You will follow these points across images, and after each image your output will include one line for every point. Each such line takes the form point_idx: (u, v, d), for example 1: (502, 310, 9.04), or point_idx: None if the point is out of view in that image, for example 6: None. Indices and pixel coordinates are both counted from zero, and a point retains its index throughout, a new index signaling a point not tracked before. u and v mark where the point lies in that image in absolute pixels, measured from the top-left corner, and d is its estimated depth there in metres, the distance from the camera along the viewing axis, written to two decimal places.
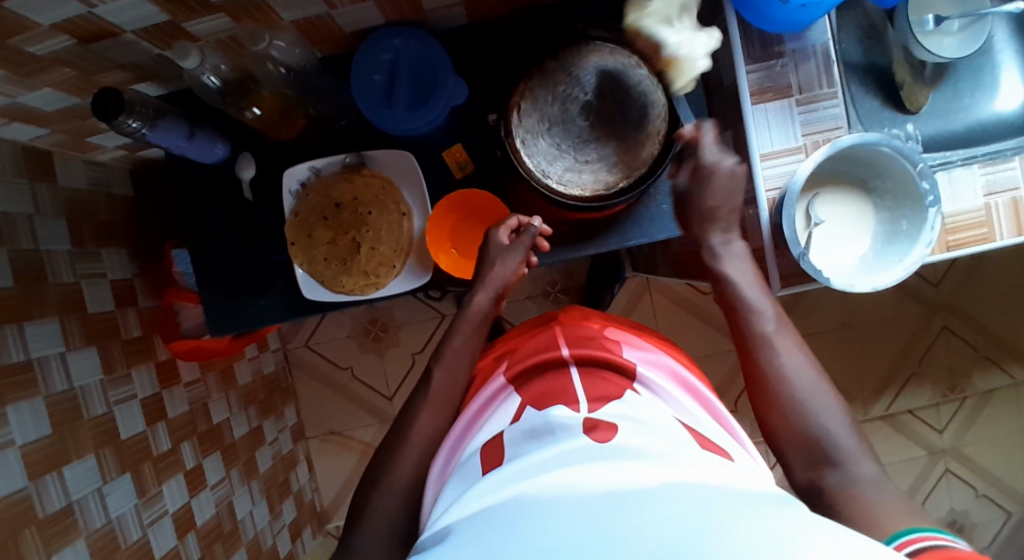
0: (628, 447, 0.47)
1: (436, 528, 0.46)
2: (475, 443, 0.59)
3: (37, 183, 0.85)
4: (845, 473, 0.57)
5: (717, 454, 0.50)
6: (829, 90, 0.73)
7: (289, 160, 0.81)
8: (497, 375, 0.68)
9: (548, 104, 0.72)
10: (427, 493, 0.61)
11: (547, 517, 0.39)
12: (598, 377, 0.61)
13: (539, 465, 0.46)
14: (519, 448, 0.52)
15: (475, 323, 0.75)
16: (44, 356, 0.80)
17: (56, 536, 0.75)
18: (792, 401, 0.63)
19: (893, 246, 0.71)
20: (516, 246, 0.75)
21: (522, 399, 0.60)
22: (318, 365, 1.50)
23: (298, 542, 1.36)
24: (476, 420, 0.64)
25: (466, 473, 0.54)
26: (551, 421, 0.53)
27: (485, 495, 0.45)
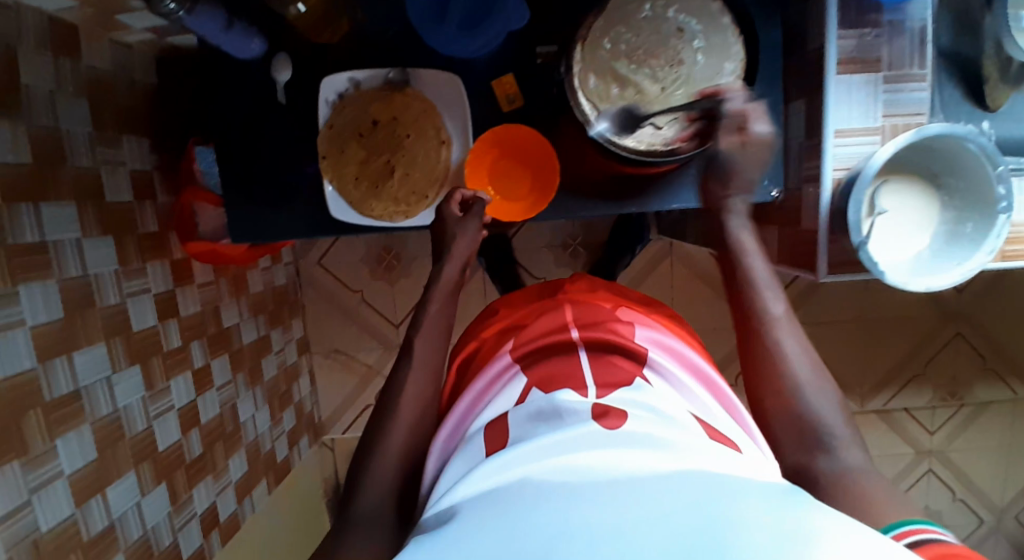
0: (639, 435, 0.45)
1: (438, 510, 0.45)
2: (480, 420, 0.57)
3: (61, 58, 0.80)
4: (832, 459, 0.56)
5: (727, 444, 0.49)
6: (919, 72, 0.67)
7: (325, 65, 0.75)
8: (502, 353, 0.65)
9: (617, 41, 0.66)
10: (428, 463, 0.59)
11: (557, 507, 0.38)
12: (606, 361, 0.59)
13: (544, 450, 0.45)
14: (524, 430, 0.50)
15: (446, 293, 0.74)
16: (59, 240, 0.77)
17: (62, 419, 0.75)
18: (786, 379, 0.60)
19: (955, 246, 0.67)
20: (471, 217, 0.73)
21: (529, 380, 0.58)
22: (327, 285, 1.49)
23: (294, 449, 1.39)
24: (482, 397, 0.62)
25: (470, 450, 0.52)
26: (559, 405, 0.51)
27: (494, 474, 0.44)
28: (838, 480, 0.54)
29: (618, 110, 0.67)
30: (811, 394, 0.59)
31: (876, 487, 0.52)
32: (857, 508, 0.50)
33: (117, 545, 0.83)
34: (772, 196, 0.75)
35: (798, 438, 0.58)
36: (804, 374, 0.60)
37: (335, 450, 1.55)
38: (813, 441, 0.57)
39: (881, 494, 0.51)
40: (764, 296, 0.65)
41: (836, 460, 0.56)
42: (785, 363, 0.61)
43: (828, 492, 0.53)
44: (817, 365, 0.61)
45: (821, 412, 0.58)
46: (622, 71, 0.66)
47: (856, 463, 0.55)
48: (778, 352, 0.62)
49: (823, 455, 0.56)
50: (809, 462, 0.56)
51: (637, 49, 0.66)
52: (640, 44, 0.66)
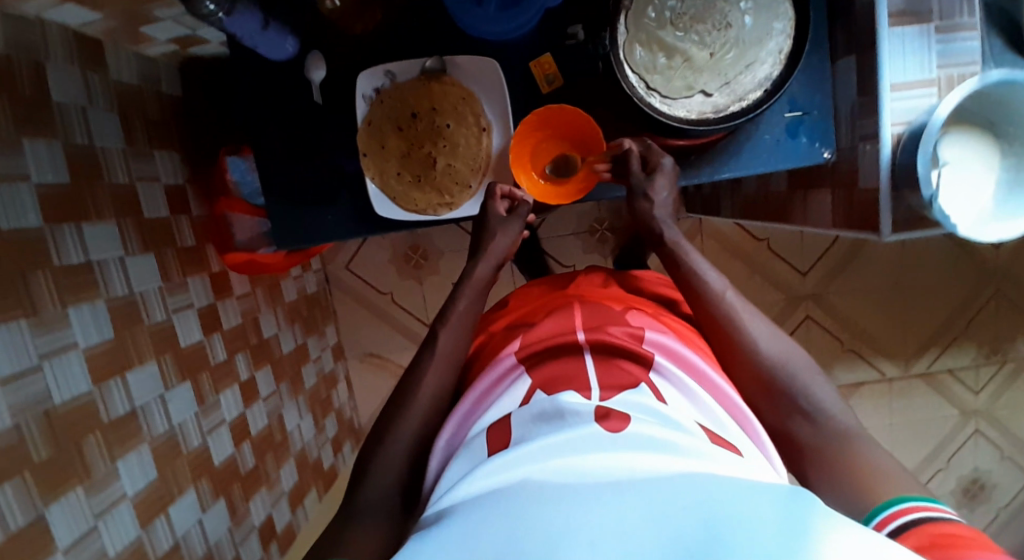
0: (645, 437, 0.44)
1: (440, 508, 0.44)
2: (484, 422, 0.55)
3: (89, 75, 0.79)
4: (816, 428, 0.58)
5: (728, 448, 0.48)
6: (969, 21, 0.65)
7: (358, 61, 0.74)
8: (508, 351, 0.63)
9: (661, 8, 0.64)
10: (431, 464, 0.58)
11: (558, 510, 0.37)
12: (613, 364, 0.57)
13: (548, 450, 0.44)
14: (527, 431, 0.48)
15: (479, 290, 0.70)
16: (103, 259, 0.77)
17: (120, 440, 0.75)
18: (761, 362, 0.61)
19: (1017, 194, 0.65)
20: (515, 216, 0.73)
21: (534, 380, 0.56)
22: (357, 288, 1.48)
23: (338, 456, 1.39)
24: (486, 397, 0.60)
25: (472, 450, 0.50)
26: (563, 406, 0.49)
27: (495, 473, 0.43)
28: (833, 447, 0.57)
29: (666, 81, 0.65)
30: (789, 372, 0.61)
31: (865, 451, 0.55)
32: (855, 481, 0.53)
33: None
34: (823, 157, 0.73)
35: (780, 413, 0.60)
36: (776, 351, 0.62)
37: None
38: (797, 413, 0.59)
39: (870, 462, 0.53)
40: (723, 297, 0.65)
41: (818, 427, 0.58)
42: (756, 347, 0.62)
43: (822, 460, 0.56)
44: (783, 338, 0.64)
45: (801, 382, 0.60)
46: (668, 40, 0.64)
47: (845, 424, 0.58)
48: (749, 341, 0.63)
49: (807, 424, 0.59)
50: (791, 429, 0.59)
51: (683, 15, 0.64)
52: (685, 10, 0.64)
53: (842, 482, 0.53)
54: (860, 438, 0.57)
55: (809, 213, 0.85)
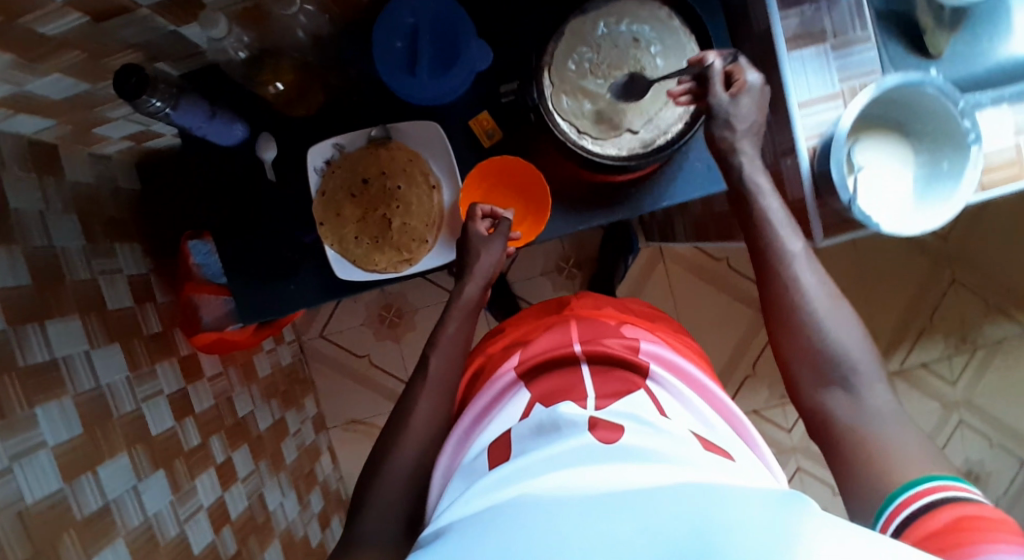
0: (635, 448, 0.46)
1: (437, 527, 0.46)
2: (483, 439, 0.60)
3: (45, 179, 0.81)
4: (855, 399, 0.57)
5: (720, 455, 0.51)
6: (862, 34, 0.71)
7: (306, 136, 0.78)
8: (506, 368, 0.68)
9: (579, 61, 0.70)
10: (432, 490, 0.61)
11: (548, 515, 0.39)
12: (608, 374, 0.62)
13: (543, 464, 0.46)
14: (525, 444, 0.52)
15: (467, 310, 0.73)
16: (68, 355, 0.77)
17: (96, 537, 0.73)
18: (807, 316, 0.61)
19: (938, 183, 0.69)
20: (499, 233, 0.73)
21: (531, 395, 0.61)
22: (333, 355, 1.48)
23: (327, 531, 1.35)
24: (485, 414, 0.65)
25: (472, 468, 0.55)
26: (560, 417, 0.53)
27: (489, 495, 0.45)
28: (858, 425, 0.56)
29: (595, 125, 0.71)
30: (837, 337, 0.60)
31: (896, 435, 0.54)
32: (870, 462, 0.53)
33: None
34: (752, 175, 0.77)
35: (820, 376, 0.60)
36: (824, 308, 0.61)
37: None
38: (837, 379, 0.59)
39: (902, 449, 0.52)
40: (781, 234, 0.64)
41: (859, 400, 0.57)
42: (804, 303, 0.62)
43: (844, 438, 0.56)
44: (838, 296, 0.62)
45: (841, 348, 0.60)
46: (591, 88, 0.70)
47: (878, 404, 0.57)
48: (798, 296, 0.62)
49: (846, 397, 0.58)
50: (828, 400, 0.59)
51: (600, 64, 0.70)
52: (601, 59, 0.70)
53: (855, 467, 0.53)
54: (892, 422, 0.55)
55: None
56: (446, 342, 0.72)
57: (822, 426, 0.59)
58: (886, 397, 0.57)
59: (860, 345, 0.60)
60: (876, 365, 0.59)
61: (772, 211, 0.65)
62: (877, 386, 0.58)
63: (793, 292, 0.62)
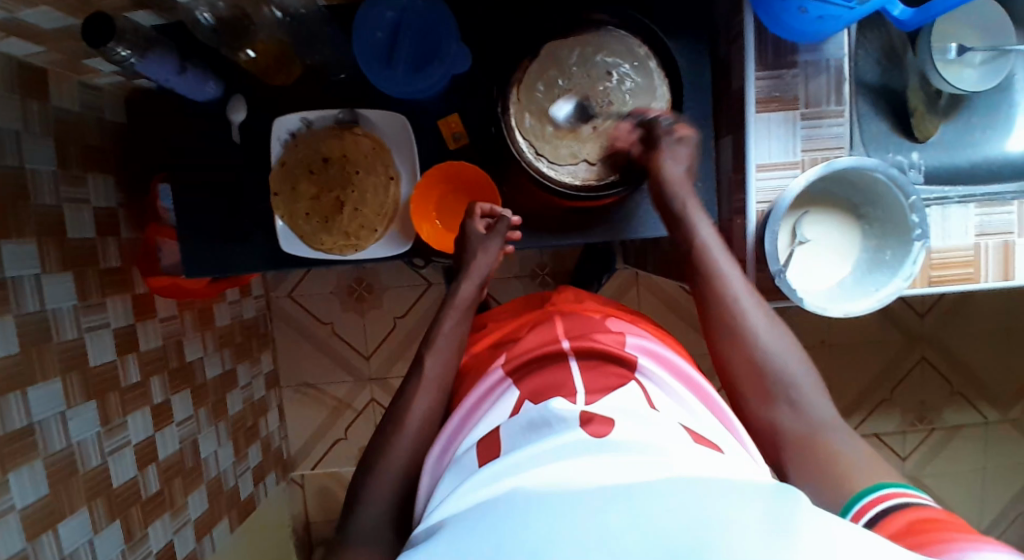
0: (629, 442, 0.45)
1: (430, 523, 0.44)
2: (472, 437, 0.56)
3: (28, 101, 0.83)
4: (799, 413, 0.58)
5: (711, 447, 0.49)
6: (836, 108, 0.71)
7: (281, 106, 0.79)
8: (495, 367, 0.64)
9: (547, 85, 0.70)
10: (422, 481, 0.59)
11: (543, 509, 0.37)
12: (598, 371, 0.59)
13: (538, 458, 0.45)
14: (516, 442, 0.50)
15: (461, 310, 0.74)
16: (18, 276, 0.79)
17: (14, 454, 0.75)
18: (749, 333, 0.62)
19: (874, 275, 0.71)
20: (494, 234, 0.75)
21: (521, 393, 0.58)
22: (298, 317, 1.50)
23: (260, 486, 1.38)
24: (474, 414, 0.61)
25: (461, 466, 0.52)
26: (551, 413, 0.51)
27: (482, 488, 0.44)
28: (811, 434, 0.56)
29: (554, 149, 0.72)
30: (773, 346, 0.61)
31: (847, 443, 0.54)
32: (821, 474, 0.53)
33: None
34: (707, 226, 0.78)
35: (760, 390, 0.60)
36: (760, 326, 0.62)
37: (305, 486, 1.54)
38: (777, 393, 0.59)
39: (851, 460, 0.52)
40: (713, 259, 0.65)
41: (801, 412, 0.58)
42: (745, 320, 0.62)
43: (798, 447, 0.56)
44: (778, 321, 0.63)
45: (783, 366, 0.60)
46: (557, 113, 0.71)
47: (820, 415, 0.58)
48: (736, 315, 0.63)
49: (790, 410, 0.58)
50: (775, 415, 0.59)
51: (569, 90, 0.70)
52: (571, 86, 0.70)
53: (810, 468, 0.54)
54: (838, 429, 0.56)
55: None
56: (442, 336, 0.71)
57: (769, 441, 0.59)
58: (827, 409, 0.58)
59: (793, 358, 0.61)
60: (808, 374, 0.60)
61: (708, 238, 0.66)
62: (818, 399, 0.58)
63: (731, 312, 0.63)
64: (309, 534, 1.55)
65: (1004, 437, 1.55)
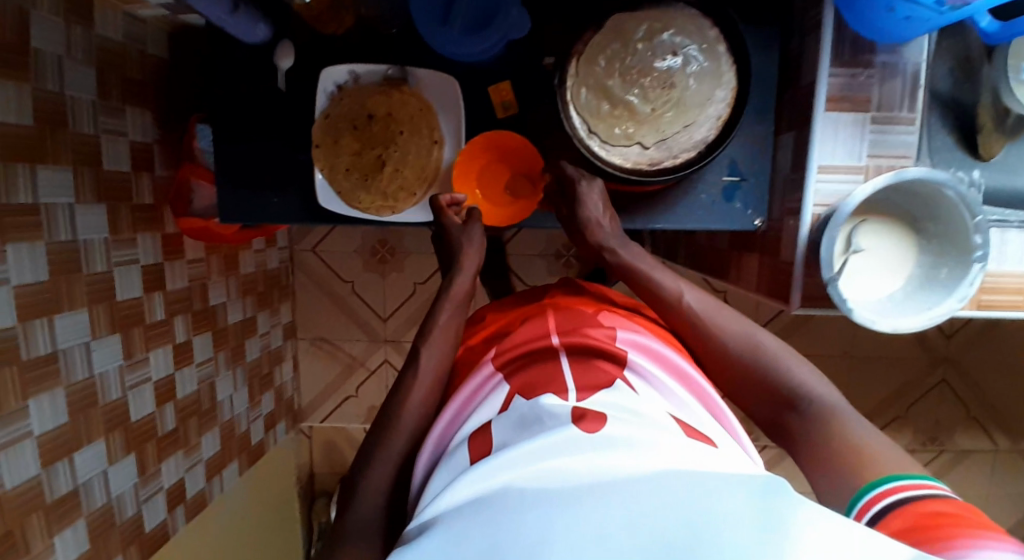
0: (622, 437, 0.43)
1: (423, 518, 0.42)
2: (463, 431, 0.53)
3: (72, 25, 0.81)
4: (802, 410, 0.58)
5: (703, 441, 0.48)
6: (907, 116, 0.68)
7: (329, 57, 0.77)
8: (486, 363, 0.62)
9: (607, 60, 0.67)
10: (415, 478, 0.56)
11: (539, 513, 0.37)
12: (589, 364, 0.57)
13: (529, 454, 0.43)
14: (508, 437, 0.47)
15: (459, 300, 0.71)
16: (52, 203, 0.78)
17: (37, 380, 0.76)
18: (722, 351, 0.64)
19: (929, 291, 0.68)
20: (474, 222, 0.74)
21: (512, 386, 0.55)
22: (319, 272, 1.50)
23: (270, 433, 1.40)
24: (466, 408, 0.59)
25: (452, 462, 0.49)
26: (543, 410, 0.48)
27: (478, 481, 0.42)
28: (822, 420, 0.56)
29: (608, 128, 0.69)
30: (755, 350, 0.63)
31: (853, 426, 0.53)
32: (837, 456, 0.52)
33: (79, 511, 0.83)
34: (754, 224, 0.76)
35: (767, 396, 0.61)
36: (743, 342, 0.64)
37: (312, 437, 1.56)
38: (782, 397, 0.60)
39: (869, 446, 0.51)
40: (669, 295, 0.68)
41: (806, 408, 0.58)
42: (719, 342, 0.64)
43: (814, 436, 0.55)
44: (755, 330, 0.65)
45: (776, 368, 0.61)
46: (616, 91, 0.67)
47: (826, 402, 0.57)
48: (710, 335, 0.65)
49: (795, 411, 0.58)
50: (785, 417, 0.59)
51: (631, 68, 0.67)
52: (634, 64, 0.67)
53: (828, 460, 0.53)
54: (846, 415, 0.55)
55: (742, 276, 0.88)
56: (438, 328, 0.68)
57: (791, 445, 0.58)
58: (834, 392, 0.58)
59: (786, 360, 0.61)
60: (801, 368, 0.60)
61: (661, 279, 0.70)
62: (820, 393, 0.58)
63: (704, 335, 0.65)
64: (311, 485, 1.58)
65: (1014, 467, 1.52)
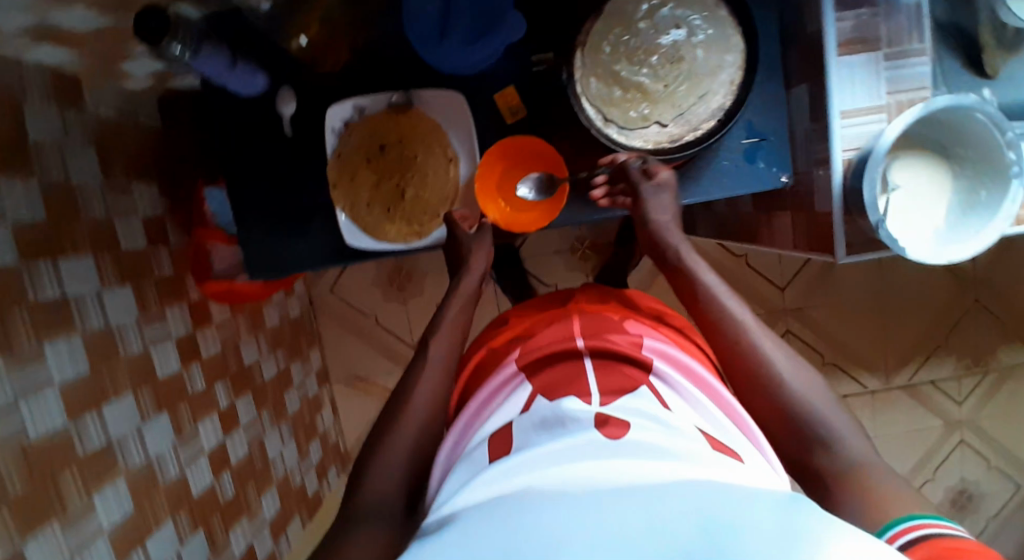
0: (642, 445, 0.44)
1: (440, 514, 0.44)
2: (485, 432, 0.56)
3: (66, 112, 0.81)
4: (834, 457, 0.54)
5: (730, 456, 0.49)
6: (919, 47, 0.67)
7: (330, 96, 0.76)
8: (508, 362, 0.65)
9: (612, 46, 0.67)
10: (431, 481, 0.58)
11: (555, 509, 0.37)
12: (613, 369, 0.59)
13: (550, 455, 0.44)
14: (528, 437, 0.49)
15: (464, 299, 0.72)
16: (79, 292, 0.78)
17: (97, 473, 0.75)
18: (762, 376, 0.60)
19: (972, 216, 0.66)
20: (485, 229, 0.75)
21: (535, 386, 0.58)
22: (341, 311, 1.49)
23: (323, 481, 1.39)
24: (487, 405, 0.62)
25: (471, 460, 0.51)
26: (565, 414, 0.51)
27: (500, 482, 0.43)
28: (851, 474, 0.52)
29: (623, 114, 0.68)
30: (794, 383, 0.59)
31: (892, 485, 0.50)
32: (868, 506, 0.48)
33: None
34: (783, 181, 0.75)
35: (796, 439, 0.57)
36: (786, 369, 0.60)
37: None
38: (812, 438, 0.56)
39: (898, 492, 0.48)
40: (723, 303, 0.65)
41: (837, 458, 0.54)
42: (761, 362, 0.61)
43: (838, 489, 0.52)
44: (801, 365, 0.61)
45: (804, 401, 0.58)
46: (626, 75, 0.67)
47: (860, 458, 0.54)
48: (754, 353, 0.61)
49: (825, 455, 0.55)
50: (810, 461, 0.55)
51: (637, 50, 0.67)
52: (639, 46, 0.67)
53: (856, 506, 0.49)
54: (882, 472, 0.52)
55: (775, 236, 0.87)
56: (445, 325, 0.70)
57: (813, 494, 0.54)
58: (863, 446, 0.55)
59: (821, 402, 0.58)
60: (840, 418, 0.57)
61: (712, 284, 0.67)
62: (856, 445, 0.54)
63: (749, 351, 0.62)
64: None
65: None
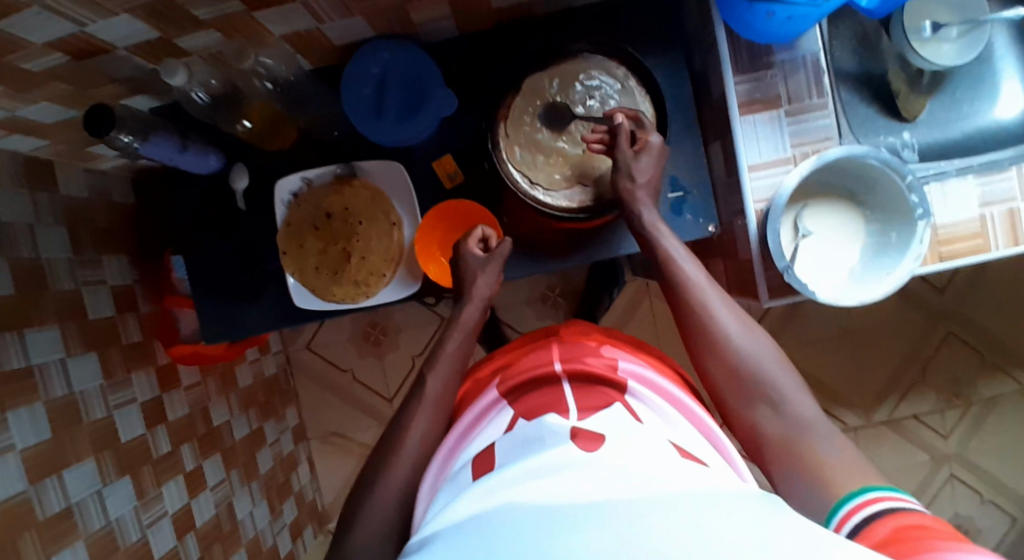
0: (611, 456, 0.44)
1: (423, 535, 0.42)
2: (467, 455, 0.57)
3: (38, 194, 0.86)
4: (782, 415, 0.59)
5: (697, 461, 0.49)
6: (819, 101, 0.72)
7: (282, 169, 0.82)
8: (489, 389, 0.65)
9: (532, 116, 0.73)
10: (419, 504, 0.58)
11: (545, 522, 0.36)
12: (587, 391, 0.59)
13: (530, 472, 0.44)
14: (508, 455, 0.50)
15: (468, 332, 0.73)
16: (44, 362, 0.81)
17: (55, 539, 0.76)
18: (717, 336, 0.63)
19: (884, 257, 0.70)
20: (493, 257, 0.75)
21: (515, 411, 0.58)
22: (318, 367, 1.51)
23: (298, 542, 1.38)
24: (470, 432, 0.62)
25: (456, 481, 0.52)
26: (543, 430, 0.51)
27: (478, 500, 0.42)
28: (794, 437, 0.57)
29: (547, 176, 0.73)
30: (742, 343, 0.62)
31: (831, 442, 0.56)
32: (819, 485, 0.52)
33: None
34: (709, 231, 0.79)
35: (742, 390, 0.61)
36: (735, 328, 0.63)
37: None
38: (763, 396, 0.60)
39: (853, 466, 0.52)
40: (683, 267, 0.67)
41: (785, 413, 0.59)
42: (715, 326, 0.63)
43: (783, 453, 0.57)
44: (746, 319, 0.64)
45: (758, 367, 0.61)
46: (547, 141, 0.73)
47: (802, 413, 0.59)
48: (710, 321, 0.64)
49: (772, 412, 0.59)
50: (756, 417, 0.60)
51: (553, 119, 0.73)
52: (556, 114, 0.73)
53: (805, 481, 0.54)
54: (818, 427, 0.57)
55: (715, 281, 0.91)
56: (443, 356, 0.71)
57: (755, 443, 0.60)
58: (810, 407, 0.59)
59: (767, 356, 0.62)
60: (784, 372, 0.61)
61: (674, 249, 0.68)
62: (799, 399, 0.59)
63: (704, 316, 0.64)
64: None
65: None
